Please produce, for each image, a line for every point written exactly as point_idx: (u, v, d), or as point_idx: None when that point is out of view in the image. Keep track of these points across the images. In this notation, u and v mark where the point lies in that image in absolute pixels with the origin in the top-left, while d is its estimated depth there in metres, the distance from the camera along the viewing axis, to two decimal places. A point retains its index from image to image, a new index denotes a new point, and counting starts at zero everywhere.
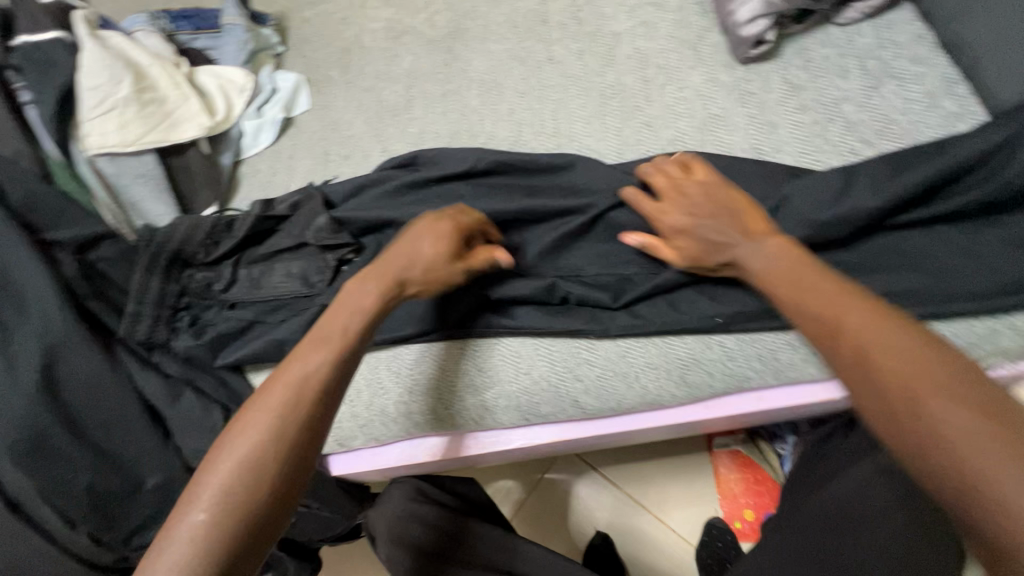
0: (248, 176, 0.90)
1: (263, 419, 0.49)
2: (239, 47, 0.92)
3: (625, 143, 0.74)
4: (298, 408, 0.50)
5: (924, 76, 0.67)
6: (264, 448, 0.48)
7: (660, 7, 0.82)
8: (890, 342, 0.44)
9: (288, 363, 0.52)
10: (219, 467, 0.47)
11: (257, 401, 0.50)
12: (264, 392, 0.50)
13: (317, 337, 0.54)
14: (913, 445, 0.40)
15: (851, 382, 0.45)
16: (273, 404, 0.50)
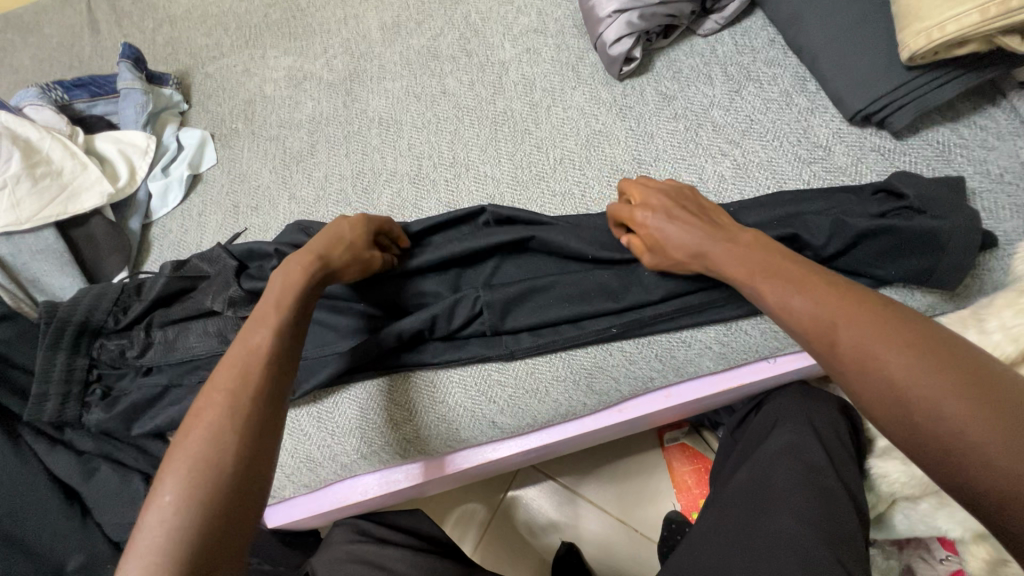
0: (160, 238, 0.90)
1: (236, 400, 0.45)
2: (138, 111, 0.91)
3: (518, 166, 0.77)
4: (253, 381, 0.47)
5: (778, 77, 0.72)
6: (223, 442, 0.43)
7: (542, 33, 0.86)
8: (834, 315, 0.45)
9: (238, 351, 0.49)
10: (174, 474, 0.41)
11: (203, 398, 0.46)
12: (212, 387, 0.46)
13: (258, 317, 0.52)
14: (896, 401, 0.41)
15: (834, 347, 0.45)
16: (224, 392, 0.46)
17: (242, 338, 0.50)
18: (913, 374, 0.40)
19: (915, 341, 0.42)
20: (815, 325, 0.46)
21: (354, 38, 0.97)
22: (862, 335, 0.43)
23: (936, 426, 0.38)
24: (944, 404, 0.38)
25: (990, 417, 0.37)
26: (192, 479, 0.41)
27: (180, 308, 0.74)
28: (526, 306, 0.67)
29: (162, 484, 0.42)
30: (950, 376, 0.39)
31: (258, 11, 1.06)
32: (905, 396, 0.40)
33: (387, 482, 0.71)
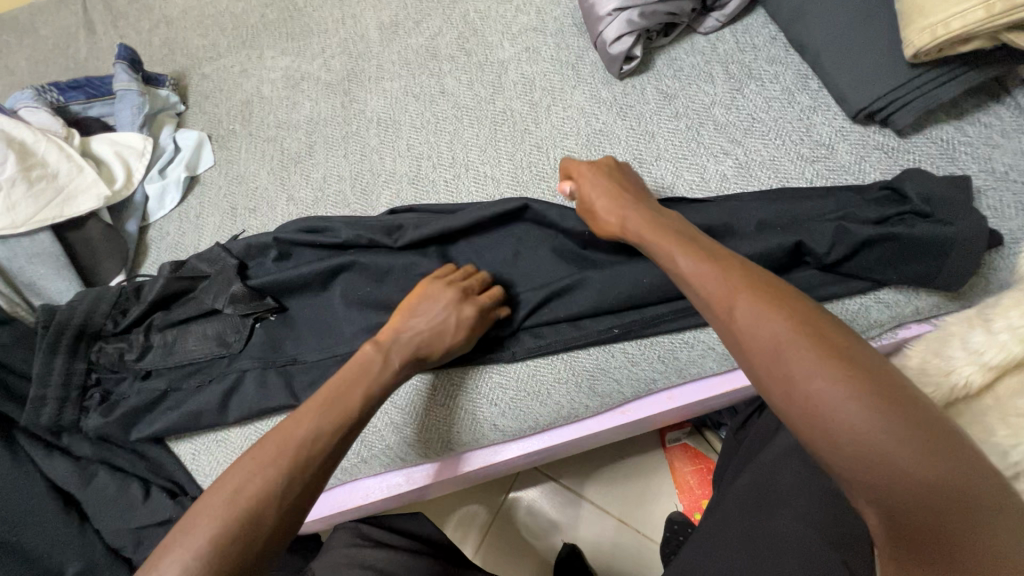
0: (157, 241, 0.89)
1: (286, 490, 0.45)
2: (135, 112, 0.90)
3: (518, 166, 0.77)
4: (307, 476, 0.46)
5: (780, 74, 0.72)
6: (265, 508, 0.44)
7: (541, 32, 0.85)
8: (740, 292, 0.42)
9: (308, 425, 0.49)
10: (208, 525, 0.42)
11: (254, 461, 0.46)
12: (270, 454, 0.46)
13: (340, 397, 0.52)
14: (792, 380, 0.37)
15: (738, 325, 0.41)
16: (275, 470, 0.45)
17: (316, 415, 0.50)
18: (809, 357, 0.36)
19: (815, 329, 0.38)
20: (725, 302, 0.42)
21: (352, 38, 0.96)
22: (765, 315, 0.40)
23: (825, 415, 0.35)
24: (834, 395, 0.35)
25: (886, 415, 0.33)
26: (206, 555, 0.40)
27: (178, 311, 0.74)
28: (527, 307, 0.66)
29: (184, 541, 0.41)
30: (843, 364, 0.36)
31: (254, 11, 1.05)
32: (801, 381, 0.36)
33: (388, 485, 0.71)
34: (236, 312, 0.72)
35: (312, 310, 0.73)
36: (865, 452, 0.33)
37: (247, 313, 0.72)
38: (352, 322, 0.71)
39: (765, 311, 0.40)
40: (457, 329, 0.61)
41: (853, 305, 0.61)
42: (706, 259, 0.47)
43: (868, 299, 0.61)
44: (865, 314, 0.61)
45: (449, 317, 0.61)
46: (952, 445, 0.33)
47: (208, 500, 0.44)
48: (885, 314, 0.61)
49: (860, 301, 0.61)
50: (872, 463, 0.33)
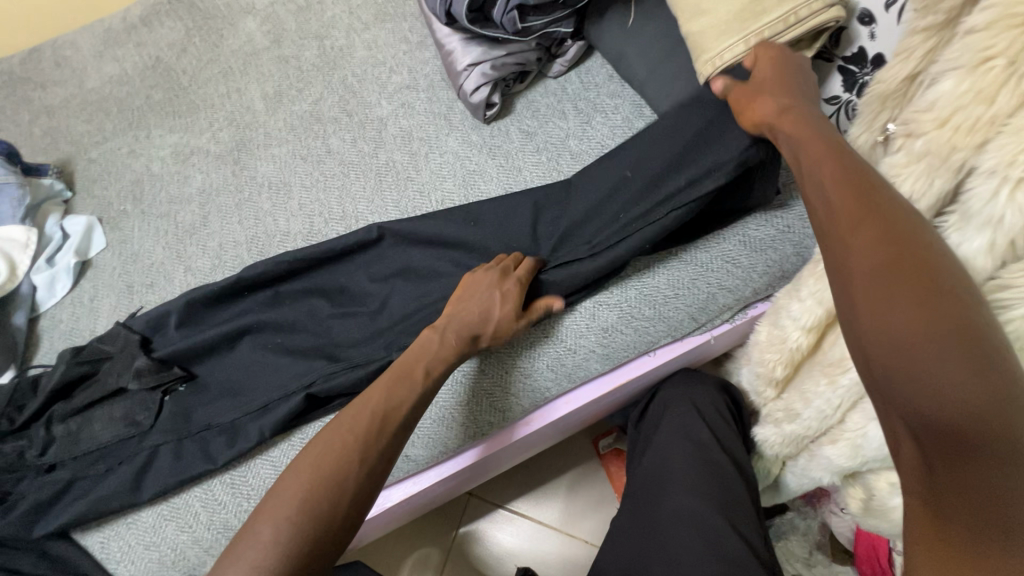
0: (50, 330, 0.87)
1: (363, 456, 0.55)
2: (14, 205, 0.89)
3: (404, 211, 0.82)
4: (381, 443, 0.56)
5: (619, 106, 0.83)
6: (340, 481, 0.53)
7: (414, 88, 0.93)
8: (843, 210, 0.41)
9: (376, 403, 0.58)
10: (294, 497, 0.51)
11: (333, 435, 0.55)
12: (348, 427, 0.56)
13: (407, 374, 0.60)
14: (875, 310, 0.37)
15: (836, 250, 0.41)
16: (352, 440, 0.55)
17: (385, 393, 0.59)
18: (894, 285, 0.37)
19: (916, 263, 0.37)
20: (836, 228, 0.41)
21: (239, 110, 1.01)
22: (863, 242, 0.39)
23: (907, 352, 0.35)
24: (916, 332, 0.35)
25: (945, 343, 0.34)
26: (304, 509, 0.51)
27: (80, 398, 0.72)
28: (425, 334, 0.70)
29: (281, 501, 0.51)
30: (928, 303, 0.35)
31: (139, 93, 1.07)
32: (885, 308, 0.37)
33: None
34: (145, 388, 0.72)
35: (214, 374, 0.74)
36: (907, 366, 0.35)
37: (156, 388, 0.72)
38: (255, 379, 0.72)
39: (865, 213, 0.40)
40: (506, 301, 0.64)
41: (702, 292, 0.70)
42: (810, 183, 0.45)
43: (713, 286, 0.70)
44: (714, 300, 0.70)
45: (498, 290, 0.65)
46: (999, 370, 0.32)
47: (295, 466, 0.54)
48: (729, 297, 0.71)
49: (708, 288, 0.70)
50: (917, 374, 0.34)
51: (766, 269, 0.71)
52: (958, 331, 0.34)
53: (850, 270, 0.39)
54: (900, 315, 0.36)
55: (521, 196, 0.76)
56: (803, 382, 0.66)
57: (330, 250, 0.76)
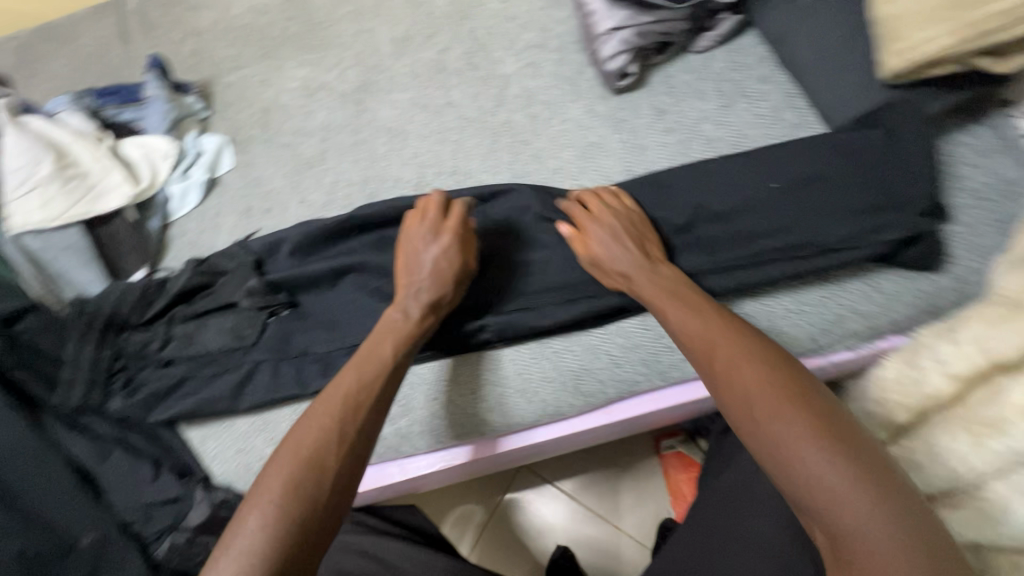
0: (177, 237, 0.94)
1: (342, 430, 0.55)
2: (162, 118, 0.97)
3: (516, 175, 0.80)
4: (357, 418, 0.56)
5: (769, 93, 0.75)
6: (319, 462, 0.53)
7: (544, 48, 0.90)
8: (759, 390, 0.47)
9: (331, 418, 0.55)
10: (275, 483, 0.51)
11: (303, 451, 0.53)
12: (330, 403, 0.56)
13: (367, 359, 0.60)
14: (791, 472, 0.44)
15: (753, 410, 0.47)
16: (312, 457, 0.52)
17: (336, 377, 0.58)
18: (810, 448, 0.43)
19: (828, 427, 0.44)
20: (742, 418, 0.48)
21: (367, 52, 1.02)
22: (783, 412, 0.45)
23: (841, 511, 0.41)
24: (840, 489, 0.41)
25: (859, 483, 0.41)
26: (281, 518, 0.49)
27: (198, 304, 0.78)
28: (525, 305, 0.67)
29: (268, 485, 0.51)
30: (846, 458, 0.42)
31: (278, 24, 1.11)
32: (798, 474, 0.43)
33: (381, 475, 0.74)
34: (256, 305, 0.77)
35: (318, 305, 0.77)
36: (830, 511, 0.41)
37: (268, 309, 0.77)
38: (353, 317, 0.74)
39: (746, 372, 0.49)
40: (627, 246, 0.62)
41: (830, 314, 0.64)
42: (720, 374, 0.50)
43: (844, 309, 0.64)
44: (842, 323, 0.64)
45: (615, 237, 0.63)
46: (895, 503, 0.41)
47: (263, 481, 0.52)
48: (860, 324, 0.64)
49: (837, 310, 0.64)
50: (840, 517, 0.41)
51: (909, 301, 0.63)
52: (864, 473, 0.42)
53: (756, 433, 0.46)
54: (819, 466, 0.42)
55: (646, 176, 0.71)
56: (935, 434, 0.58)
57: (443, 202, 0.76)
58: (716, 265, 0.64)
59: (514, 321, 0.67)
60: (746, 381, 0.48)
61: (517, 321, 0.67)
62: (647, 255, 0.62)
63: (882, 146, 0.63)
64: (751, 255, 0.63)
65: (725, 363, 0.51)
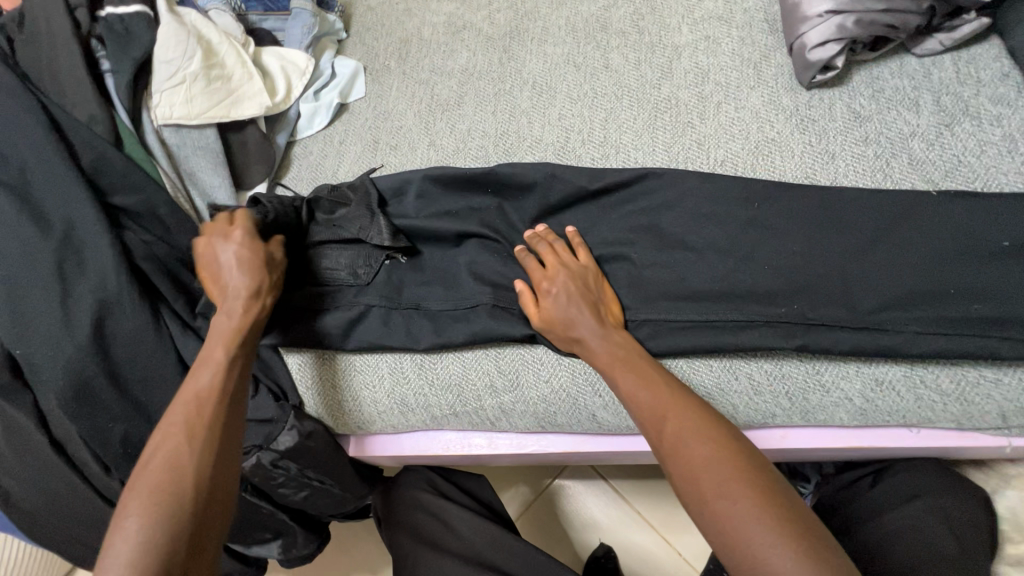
0: (300, 158, 0.93)
1: (190, 437, 0.53)
2: (304, 32, 0.94)
3: (673, 159, 0.72)
4: (201, 425, 0.54)
5: (1005, 117, 0.63)
6: (174, 473, 0.50)
7: (726, 22, 0.80)
8: (696, 440, 0.49)
9: (185, 427, 0.53)
10: (145, 488, 0.49)
11: (185, 423, 0.53)
12: (186, 409, 0.55)
13: (206, 356, 0.58)
14: None
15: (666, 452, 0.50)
16: (185, 429, 0.53)
17: (199, 375, 0.57)
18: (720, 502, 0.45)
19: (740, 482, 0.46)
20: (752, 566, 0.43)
21: None
22: (700, 461, 0.48)
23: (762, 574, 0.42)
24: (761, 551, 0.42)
25: None
26: (160, 494, 0.49)
27: (322, 232, 0.74)
28: (674, 310, 0.62)
29: (145, 493, 0.49)
30: (785, 523, 0.43)
31: None
32: (715, 521, 0.45)
33: (467, 444, 0.73)
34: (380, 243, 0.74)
35: (438, 259, 0.74)
36: None
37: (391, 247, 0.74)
38: (473, 278, 0.70)
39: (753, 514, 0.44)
40: (573, 302, 0.61)
41: None
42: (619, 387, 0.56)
43: None
44: None
45: (567, 290, 0.61)
46: None
47: (161, 449, 0.52)
48: None
49: None
50: None
51: None
52: None
53: None
54: None
55: (829, 190, 0.63)
56: None
57: (593, 180, 0.70)
58: (906, 316, 0.55)
59: (659, 326, 0.62)
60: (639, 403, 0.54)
61: (660, 326, 0.62)
62: (602, 320, 0.61)
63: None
64: (957, 312, 0.54)
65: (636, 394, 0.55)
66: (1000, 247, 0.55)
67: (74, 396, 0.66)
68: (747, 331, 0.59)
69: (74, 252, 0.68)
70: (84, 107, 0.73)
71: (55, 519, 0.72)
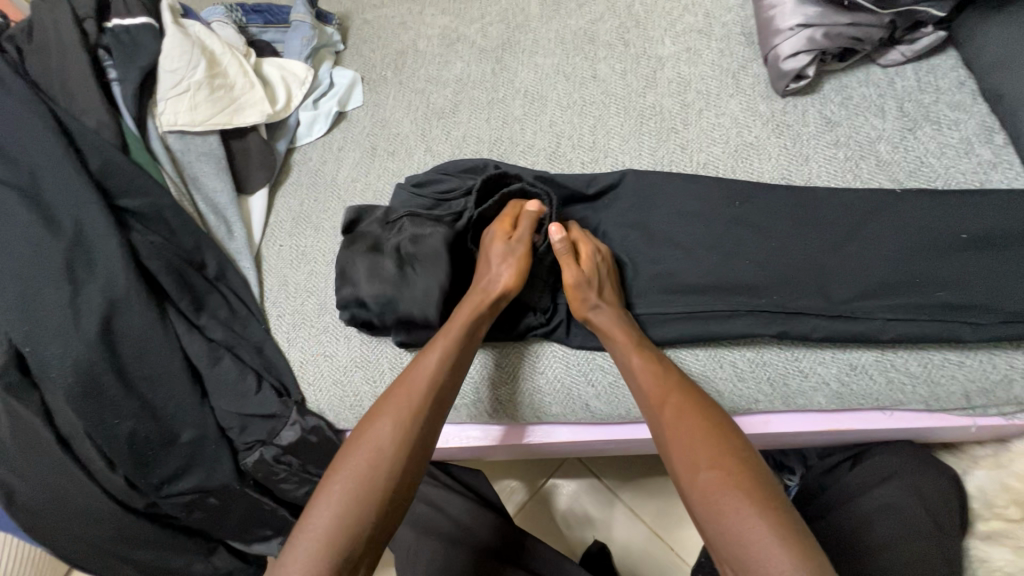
0: (300, 163, 0.95)
1: (402, 427, 0.55)
2: (304, 44, 0.98)
3: (658, 162, 0.77)
4: (426, 413, 0.56)
5: (962, 122, 0.68)
6: (377, 462, 0.53)
7: (705, 35, 0.85)
8: (685, 409, 0.55)
9: (416, 415, 0.56)
10: (343, 478, 0.52)
11: (392, 424, 0.55)
12: (406, 395, 0.57)
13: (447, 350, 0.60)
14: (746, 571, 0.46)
15: (665, 433, 0.55)
16: (394, 415, 0.56)
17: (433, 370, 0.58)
18: (706, 475, 0.51)
19: (733, 459, 0.51)
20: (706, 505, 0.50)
21: (513, 10, 0.99)
22: (692, 439, 0.53)
23: (734, 539, 0.47)
24: (738, 522, 0.47)
25: None
26: (358, 481, 0.52)
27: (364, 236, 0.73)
28: (661, 304, 0.66)
29: (341, 478, 0.52)
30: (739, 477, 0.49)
31: None
32: (703, 490, 0.50)
33: (467, 437, 0.75)
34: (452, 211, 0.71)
35: None
36: None
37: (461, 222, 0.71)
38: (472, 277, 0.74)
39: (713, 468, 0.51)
40: (600, 283, 0.64)
41: (995, 373, 0.58)
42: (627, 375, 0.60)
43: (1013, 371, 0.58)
44: (1007, 388, 0.58)
45: (594, 271, 0.65)
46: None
47: (367, 435, 0.55)
48: None
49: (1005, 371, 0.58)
50: None
51: None
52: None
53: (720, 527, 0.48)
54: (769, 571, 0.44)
55: (806, 189, 0.67)
56: None
57: (587, 185, 0.74)
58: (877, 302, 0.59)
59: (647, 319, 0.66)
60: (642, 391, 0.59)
61: (648, 318, 0.66)
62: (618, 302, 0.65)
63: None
64: (923, 300, 0.58)
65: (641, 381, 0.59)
66: (959, 240, 0.60)
67: (81, 393, 0.68)
68: (732, 321, 0.62)
69: (82, 253, 0.70)
70: (92, 113, 0.76)
71: (58, 518, 0.73)
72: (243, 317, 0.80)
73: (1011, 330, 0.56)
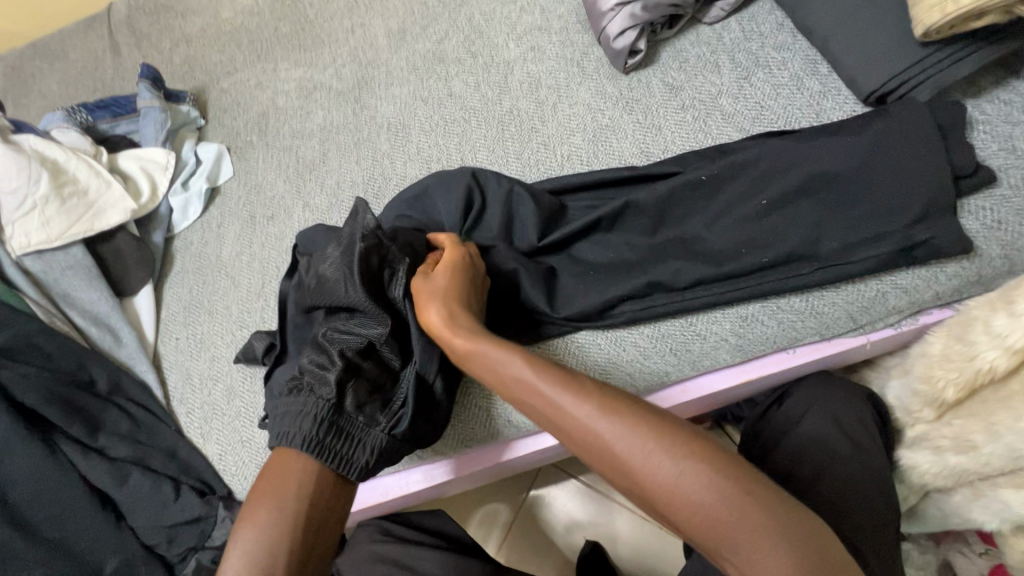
0: (182, 251, 0.91)
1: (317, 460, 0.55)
2: (157, 128, 0.94)
3: (526, 164, 0.77)
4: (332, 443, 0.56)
5: (788, 61, 0.72)
6: (301, 490, 0.54)
7: (545, 31, 0.86)
8: (546, 384, 0.49)
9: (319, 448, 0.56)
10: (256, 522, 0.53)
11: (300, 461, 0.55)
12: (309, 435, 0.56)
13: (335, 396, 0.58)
14: (696, 515, 0.43)
15: (552, 408, 0.49)
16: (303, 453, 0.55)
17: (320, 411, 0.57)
18: (673, 469, 0.44)
19: (629, 412, 0.47)
20: (615, 463, 0.46)
21: (362, 47, 0.98)
22: (630, 432, 0.46)
23: (707, 518, 0.42)
24: (728, 513, 0.42)
25: (764, 520, 0.42)
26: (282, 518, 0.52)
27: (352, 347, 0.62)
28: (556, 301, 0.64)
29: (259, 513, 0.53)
30: (640, 426, 0.46)
31: (268, 25, 1.08)
32: (674, 490, 0.43)
33: (406, 482, 0.73)
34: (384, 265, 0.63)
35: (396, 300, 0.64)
36: (728, 548, 0.42)
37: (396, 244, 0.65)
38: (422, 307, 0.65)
39: (618, 424, 0.46)
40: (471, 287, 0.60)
41: (868, 290, 0.61)
42: (531, 392, 0.50)
43: (883, 285, 0.61)
44: (882, 301, 0.61)
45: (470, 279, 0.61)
46: (787, 521, 0.42)
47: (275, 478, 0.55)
48: (900, 299, 0.61)
49: (876, 287, 0.61)
50: (740, 558, 0.42)
51: (957, 272, 0.61)
52: (759, 504, 0.42)
53: (648, 485, 0.44)
54: (713, 500, 0.42)
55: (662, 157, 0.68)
56: (930, 365, 0.63)
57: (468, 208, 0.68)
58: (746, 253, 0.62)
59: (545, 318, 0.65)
60: (565, 410, 0.48)
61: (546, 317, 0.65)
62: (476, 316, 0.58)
63: (929, 123, 0.60)
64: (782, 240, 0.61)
65: (555, 399, 0.49)
66: (809, 171, 0.62)
67: None
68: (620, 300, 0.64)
69: None
70: None
71: None
72: (149, 425, 0.76)
73: (863, 250, 0.60)
